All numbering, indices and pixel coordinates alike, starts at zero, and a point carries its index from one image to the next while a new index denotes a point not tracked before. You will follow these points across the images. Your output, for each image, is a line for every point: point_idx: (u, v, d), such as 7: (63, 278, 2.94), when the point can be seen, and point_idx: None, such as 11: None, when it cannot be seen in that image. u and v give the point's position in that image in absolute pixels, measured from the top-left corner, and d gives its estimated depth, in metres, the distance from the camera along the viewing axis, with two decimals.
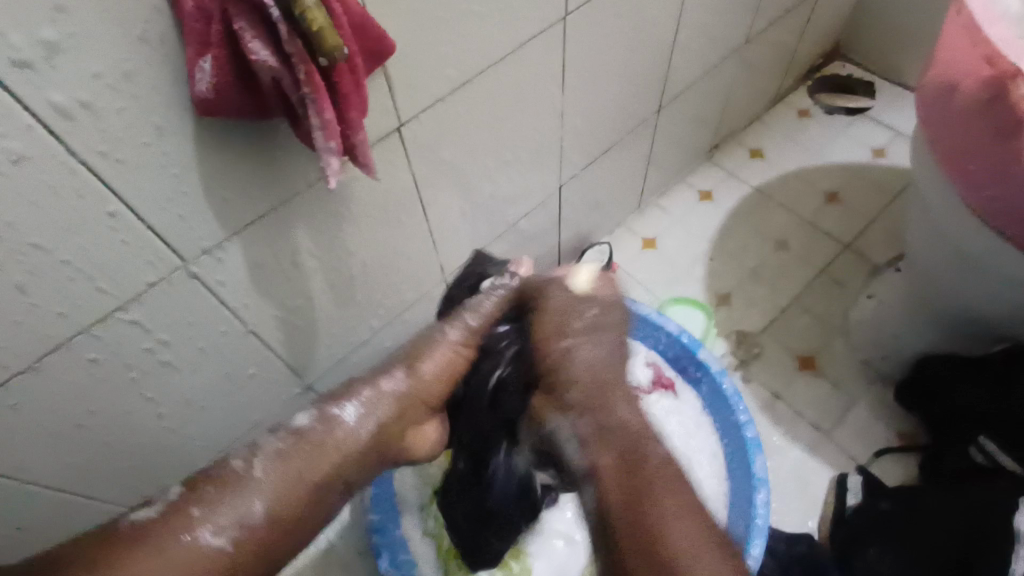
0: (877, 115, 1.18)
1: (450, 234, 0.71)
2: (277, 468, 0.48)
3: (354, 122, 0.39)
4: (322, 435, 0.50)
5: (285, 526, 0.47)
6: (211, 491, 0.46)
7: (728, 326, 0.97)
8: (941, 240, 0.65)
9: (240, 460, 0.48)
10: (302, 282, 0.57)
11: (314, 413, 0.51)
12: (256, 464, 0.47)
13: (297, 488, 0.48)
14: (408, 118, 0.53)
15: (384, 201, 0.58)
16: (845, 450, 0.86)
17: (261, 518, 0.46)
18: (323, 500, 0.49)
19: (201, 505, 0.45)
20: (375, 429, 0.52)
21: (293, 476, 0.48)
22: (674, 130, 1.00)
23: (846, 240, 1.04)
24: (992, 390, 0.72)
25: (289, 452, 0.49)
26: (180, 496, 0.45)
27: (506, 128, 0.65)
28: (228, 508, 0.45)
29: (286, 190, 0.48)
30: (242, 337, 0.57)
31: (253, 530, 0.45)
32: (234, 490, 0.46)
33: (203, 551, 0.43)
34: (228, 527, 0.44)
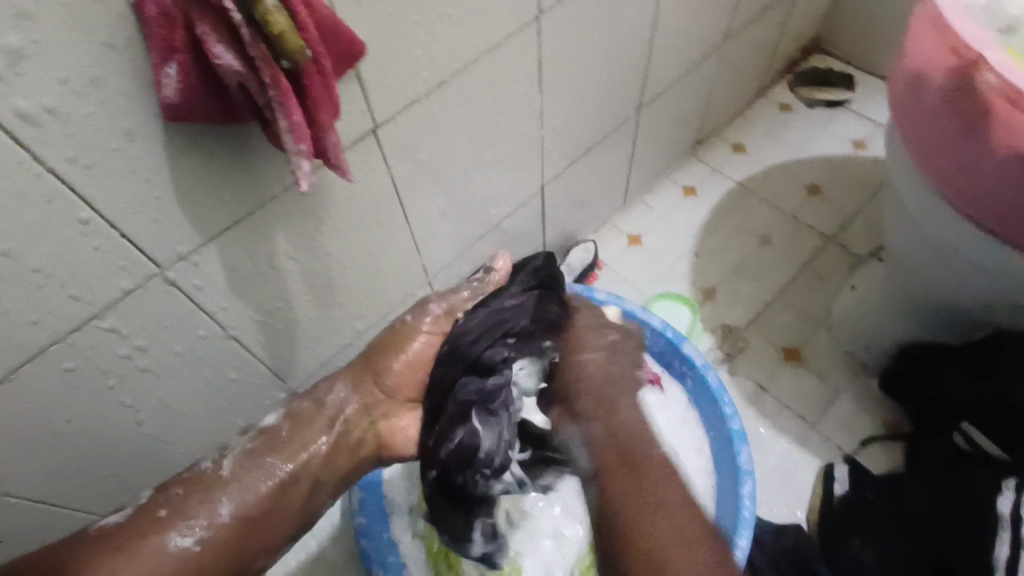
0: (858, 108, 1.19)
1: (431, 235, 0.71)
2: (242, 469, 0.54)
3: (325, 123, 0.40)
4: (290, 435, 0.57)
5: (251, 525, 0.52)
6: (178, 495, 0.52)
7: (713, 321, 0.98)
8: (916, 230, 0.66)
9: (209, 465, 0.55)
10: (282, 286, 0.57)
11: (281, 413, 0.59)
12: (223, 465, 0.54)
13: (263, 488, 0.54)
14: (383, 120, 0.54)
15: (362, 203, 0.58)
16: (830, 440, 0.87)
17: (228, 519, 0.52)
18: (296, 497, 0.55)
19: (169, 508, 0.51)
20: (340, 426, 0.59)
21: (260, 474, 0.54)
22: (656, 127, 1.00)
23: (828, 232, 1.05)
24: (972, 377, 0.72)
25: (253, 455, 0.55)
26: (155, 501, 0.52)
27: (485, 129, 0.65)
28: (198, 511, 0.51)
29: (260, 195, 0.48)
30: (223, 342, 0.57)
31: (223, 531, 0.51)
32: (203, 496, 0.52)
33: (174, 550, 0.49)
34: (193, 529, 0.50)
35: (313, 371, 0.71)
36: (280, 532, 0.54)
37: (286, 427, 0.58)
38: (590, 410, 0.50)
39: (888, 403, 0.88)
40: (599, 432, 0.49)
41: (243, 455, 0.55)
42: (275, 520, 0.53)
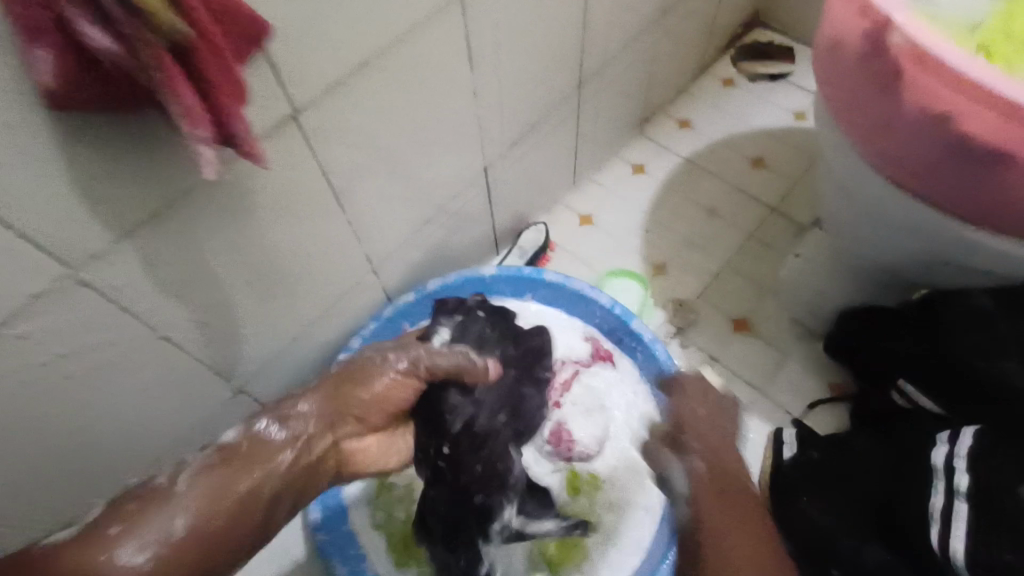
0: (796, 79, 1.21)
1: (372, 223, 0.70)
2: (201, 483, 0.47)
3: (227, 108, 0.38)
4: (250, 451, 0.51)
5: (215, 537, 0.45)
6: (130, 511, 0.45)
7: (665, 295, 0.99)
8: (847, 195, 0.68)
9: (164, 478, 0.46)
10: (213, 281, 0.56)
11: (241, 430, 0.52)
12: (179, 480, 0.47)
13: (227, 500, 0.47)
14: (304, 106, 0.52)
15: (291, 192, 0.57)
16: (780, 404, 0.89)
17: (185, 533, 0.44)
18: (259, 508, 0.48)
19: (120, 525, 0.43)
20: (303, 452, 0.53)
21: (220, 488, 0.47)
22: (600, 106, 1.00)
23: (773, 202, 1.07)
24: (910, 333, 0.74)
25: (214, 466, 0.49)
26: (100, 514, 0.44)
27: (416, 111, 0.65)
28: (150, 526, 0.43)
29: (175, 187, 0.46)
30: (153, 342, 0.55)
31: (183, 544, 0.44)
32: (158, 506, 0.45)
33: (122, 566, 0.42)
34: (149, 542, 0.43)
35: (258, 368, 0.70)
36: (244, 541, 0.47)
37: (241, 441, 0.52)
38: (698, 445, 0.58)
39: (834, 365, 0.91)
40: (699, 465, 0.57)
41: (201, 469, 0.48)
42: (238, 532, 0.47)
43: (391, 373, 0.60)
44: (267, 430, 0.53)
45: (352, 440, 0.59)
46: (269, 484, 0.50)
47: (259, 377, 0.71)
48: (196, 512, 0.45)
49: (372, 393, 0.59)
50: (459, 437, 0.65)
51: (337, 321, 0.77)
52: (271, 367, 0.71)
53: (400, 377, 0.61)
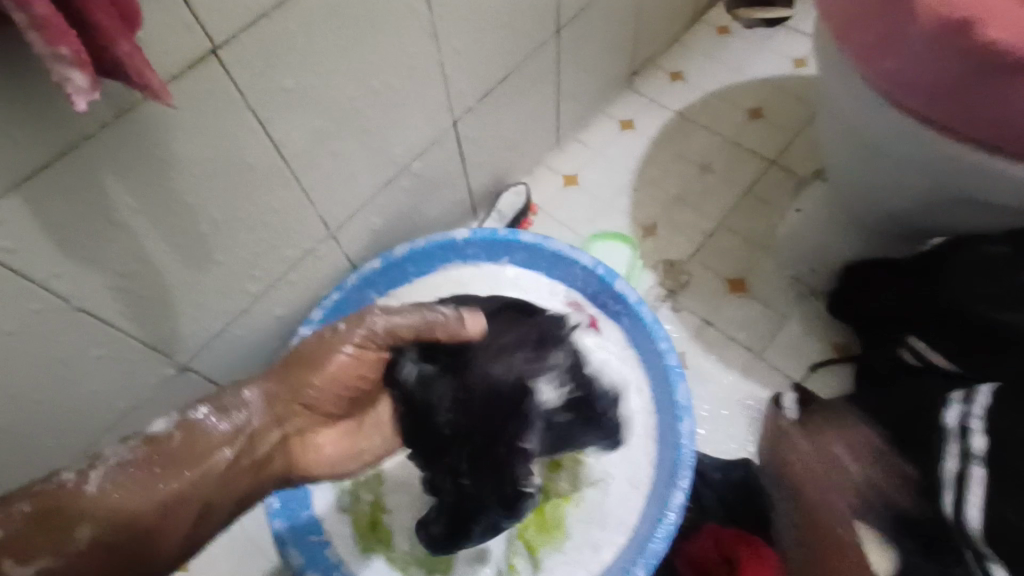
0: (797, 27, 1.13)
1: (324, 181, 0.64)
2: (119, 480, 0.44)
3: (99, 23, 0.32)
4: (184, 448, 0.47)
5: (126, 550, 0.42)
6: (24, 513, 0.40)
7: (655, 257, 0.93)
8: (848, 133, 0.61)
9: (73, 474, 0.43)
10: (133, 244, 0.50)
11: (173, 420, 0.49)
12: (92, 477, 0.43)
13: (154, 499, 0.44)
14: (224, 40, 0.45)
15: (221, 144, 0.50)
16: (778, 369, 0.83)
17: (87, 545, 0.41)
18: (187, 514, 0.45)
19: (12, 532, 0.39)
20: (244, 445, 0.50)
21: (142, 488, 0.44)
22: (583, 55, 0.93)
23: (770, 156, 1.00)
24: (919, 281, 0.68)
25: (134, 463, 0.45)
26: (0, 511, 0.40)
27: (367, 52, 0.58)
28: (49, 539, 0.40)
29: (69, 132, 0.41)
30: (69, 313, 0.49)
31: (88, 556, 0.40)
32: (67, 508, 0.41)
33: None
34: (48, 553, 0.39)
35: (205, 344, 0.64)
36: (168, 549, 0.44)
37: (175, 434, 0.48)
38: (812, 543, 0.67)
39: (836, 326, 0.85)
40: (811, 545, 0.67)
41: (118, 469, 0.44)
42: (169, 535, 0.44)
43: (349, 349, 0.58)
44: (200, 421, 0.50)
45: (301, 438, 0.57)
46: (200, 488, 0.46)
47: (207, 351, 0.65)
48: (108, 522, 0.42)
49: (325, 378, 0.57)
50: (445, 412, 0.59)
51: (295, 291, 0.71)
52: (221, 341, 0.66)
53: (354, 356, 0.58)
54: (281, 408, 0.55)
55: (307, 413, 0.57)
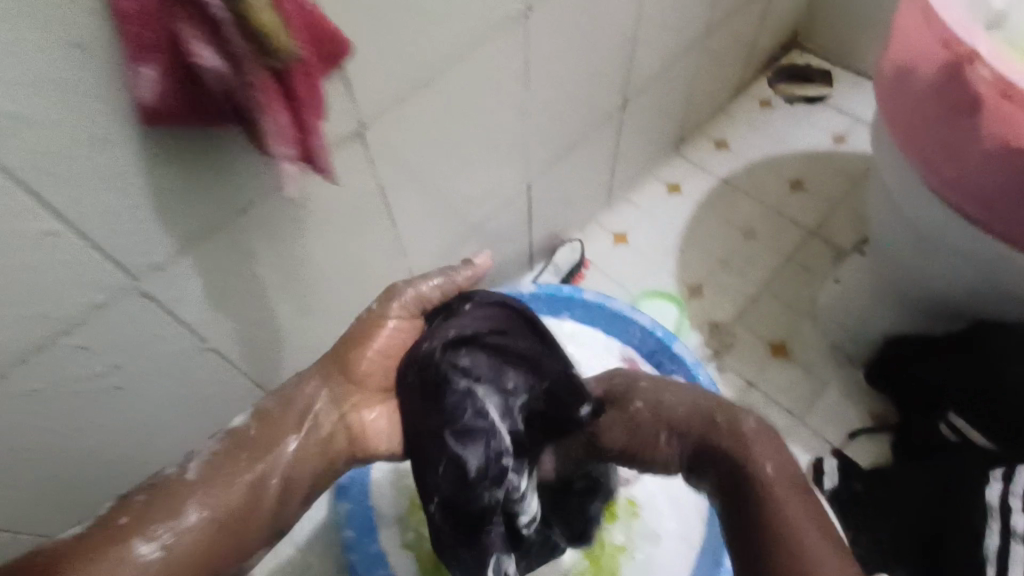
0: (836, 104, 1.20)
1: (418, 237, 0.70)
2: (209, 469, 0.47)
3: (310, 125, 0.38)
4: (264, 433, 0.50)
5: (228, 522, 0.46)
6: (140, 502, 0.45)
7: (701, 318, 0.98)
8: (904, 227, 0.66)
9: (172, 468, 0.47)
10: (264, 294, 0.55)
11: (249, 412, 0.52)
12: (188, 468, 0.47)
13: (237, 488, 0.47)
14: (369, 121, 0.52)
15: (347, 207, 0.56)
16: (819, 433, 0.87)
17: (198, 524, 0.45)
18: (265, 503, 0.48)
19: (132, 515, 0.44)
20: (309, 433, 0.51)
21: (229, 478, 0.47)
22: (641, 124, 0.99)
23: (811, 226, 1.06)
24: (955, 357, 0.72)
25: (221, 454, 0.48)
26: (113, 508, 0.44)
27: (471, 126, 0.64)
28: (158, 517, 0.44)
29: (244, 199, 0.46)
30: (202, 354, 0.54)
31: (195, 537, 0.44)
32: (165, 497, 0.45)
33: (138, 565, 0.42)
34: (160, 536, 0.43)
35: None
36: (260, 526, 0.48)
37: (252, 424, 0.51)
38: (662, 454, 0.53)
39: (875, 395, 0.89)
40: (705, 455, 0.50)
41: (208, 460, 0.48)
42: (255, 518, 0.47)
43: (391, 322, 0.56)
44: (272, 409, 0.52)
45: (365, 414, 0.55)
46: (273, 473, 0.49)
47: None
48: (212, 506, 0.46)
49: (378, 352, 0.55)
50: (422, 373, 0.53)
51: None
52: None
53: (400, 328, 0.56)
54: (338, 386, 0.54)
55: (359, 388, 0.55)
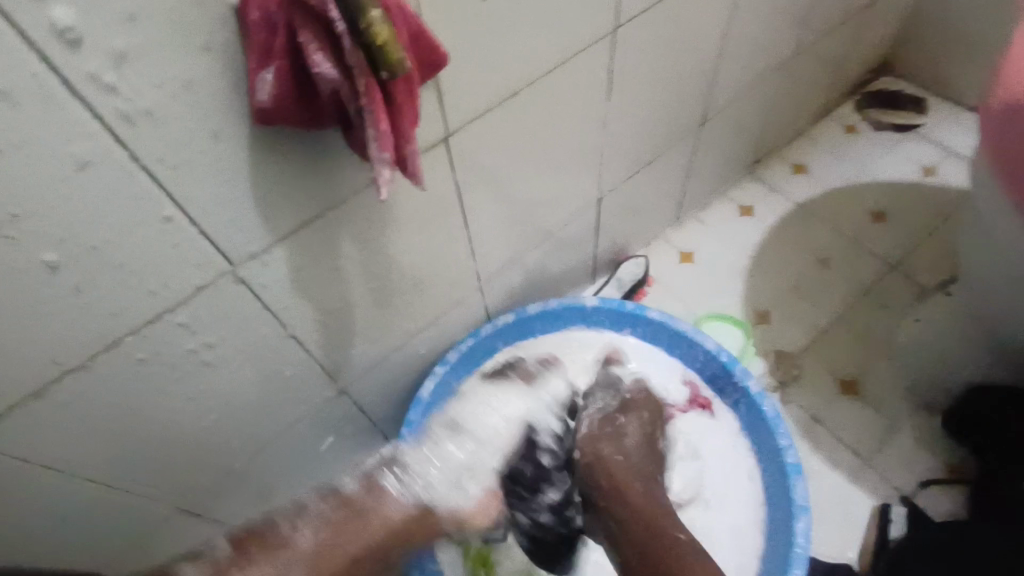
0: (927, 132, 1.14)
1: (488, 244, 0.71)
2: (323, 533, 0.55)
3: (405, 130, 0.39)
4: (365, 500, 0.58)
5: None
6: (255, 553, 0.53)
7: (767, 346, 0.95)
8: (1002, 272, 0.62)
9: (286, 523, 0.55)
10: (342, 286, 0.58)
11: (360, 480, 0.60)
12: (301, 527, 0.55)
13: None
14: (454, 129, 0.54)
15: (426, 207, 0.58)
16: (888, 479, 0.83)
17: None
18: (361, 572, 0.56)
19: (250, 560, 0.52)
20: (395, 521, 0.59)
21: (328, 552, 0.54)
22: (717, 143, 0.97)
23: (891, 260, 1.01)
24: None
25: (334, 516, 0.56)
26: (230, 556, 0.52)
27: (549, 139, 0.65)
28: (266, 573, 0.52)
29: (333, 196, 0.49)
30: (282, 339, 0.57)
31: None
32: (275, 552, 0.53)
33: None
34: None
35: (363, 374, 0.71)
36: None
37: (361, 491, 0.59)
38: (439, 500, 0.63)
39: (951, 445, 0.84)
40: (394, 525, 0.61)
41: (320, 519, 0.56)
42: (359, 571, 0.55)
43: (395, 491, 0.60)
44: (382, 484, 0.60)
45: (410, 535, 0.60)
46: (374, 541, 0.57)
47: (363, 381, 0.72)
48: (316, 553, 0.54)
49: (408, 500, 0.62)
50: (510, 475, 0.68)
51: (439, 335, 0.78)
52: (375, 373, 0.73)
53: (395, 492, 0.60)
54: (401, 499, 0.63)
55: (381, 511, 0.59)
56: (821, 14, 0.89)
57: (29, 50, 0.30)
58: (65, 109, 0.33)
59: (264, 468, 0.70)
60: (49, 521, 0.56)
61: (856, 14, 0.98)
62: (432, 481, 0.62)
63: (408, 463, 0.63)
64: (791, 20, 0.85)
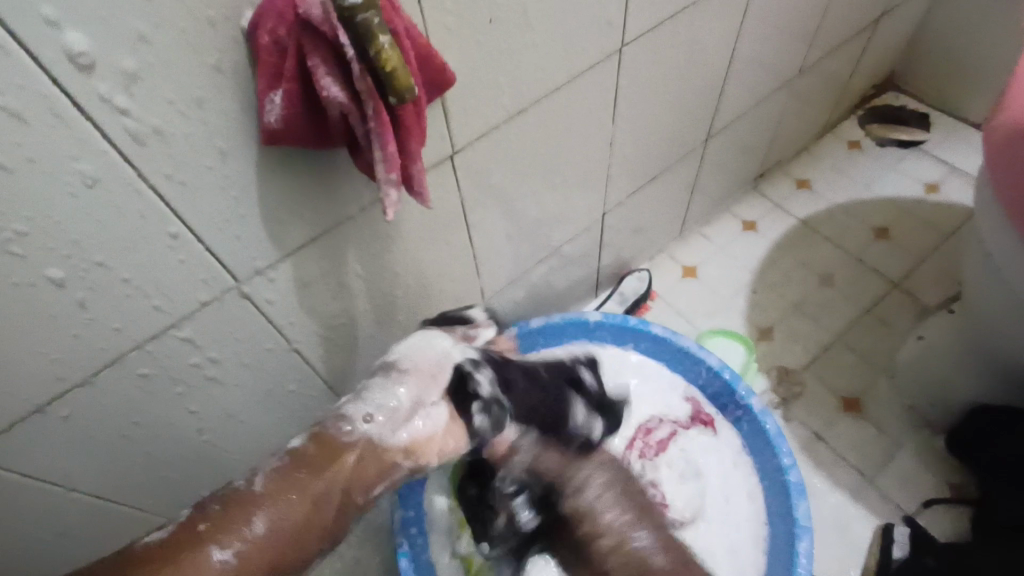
0: (931, 150, 1.14)
1: (493, 259, 0.71)
2: (275, 479, 0.42)
3: (412, 152, 0.40)
4: (319, 451, 0.44)
5: (276, 555, 0.40)
6: (215, 512, 0.40)
7: (769, 362, 0.95)
8: (1008, 295, 0.62)
9: (240, 480, 0.43)
10: (347, 302, 0.58)
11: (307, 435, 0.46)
12: (256, 480, 0.43)
13: (248, 534, 0.40)
14: (461, 147, 0.54)
15: (432, 224, 0.58)
16: (890, 499, 0.82)
17: (263, 533, 0.40)
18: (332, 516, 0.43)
19: (208, 524, 0.39)
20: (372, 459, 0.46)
21: (292, 490, 0.42)
22: (722, 159, 0.97)
23: (895, 278, 1.01)
24: None
25: (285, 468, 0.43)
26: (188, 518, 0.41)
27: (555, 157, 0.65)
28: (226, 524, 0.39)
29: (340, 214, 0.49)
30: (286, 353, 0.57)
31: (259, 544, 0.40)
32: (235, 505, 0.41)
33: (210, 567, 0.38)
34: (236, 540, 0.39)
35: None
36: (309, 541, 0.42)
37: (311, 442, 0.45)
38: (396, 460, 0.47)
39: (954, 465, 0.84)
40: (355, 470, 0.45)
41: (275, 470, 0.43)
42: (316, 523, 0.42)
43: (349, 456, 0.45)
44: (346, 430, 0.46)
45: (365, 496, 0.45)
46: (336, 482, 0.43)
47: None
48: (275, 513, 0.41)
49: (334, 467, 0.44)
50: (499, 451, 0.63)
51: None
52: None
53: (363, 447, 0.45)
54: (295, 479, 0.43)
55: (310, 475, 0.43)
56: (827, 32, 0.90)
57: (40, 71, 0.30)
58: (74, 128, 0.33)
59: None
60: (48, 533, 0.55)
61: (861, 32, 0.98)
62: (383, 417, 0.47)
63: (350, 410, 0.47)
64: (797, 39, 0.85)
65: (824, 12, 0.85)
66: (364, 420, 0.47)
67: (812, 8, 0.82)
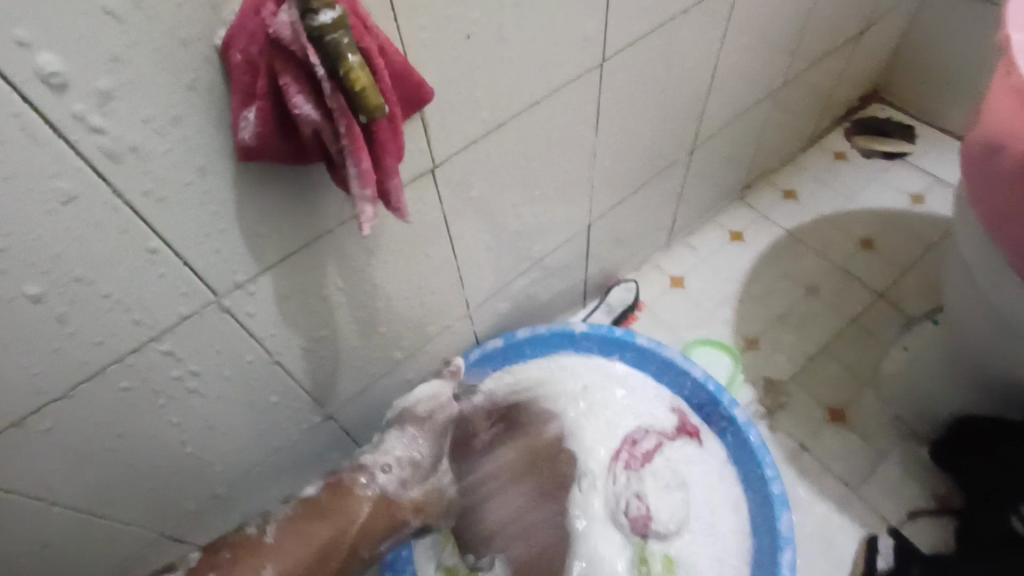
0: (915, 161, 1.16)
1: (477, 271, 0.72)
2: (287, 534, 0.58)
3: (389, 167, 0.40)
4: (337, 499, 0.61)
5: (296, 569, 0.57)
6: (228, 560, 0.56)
7: (755, 372, 0.95)
8: (986, 307, 0.63)
9: (255, 528, 0.59)
10: (329, 313, 0.58)
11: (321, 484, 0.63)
12: (269, 530, 0.58)
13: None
14: (441, 160, 0.54)
15: (414, 236, 0.59)
16: (876, 509, 0.83)
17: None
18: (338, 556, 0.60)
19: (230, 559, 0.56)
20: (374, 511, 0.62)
21: (304, 540, 0.58)
22: (707, 170, 0.98)
23: (880, 288, 1.01)
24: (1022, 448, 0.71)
25: (298, 518, 0.60)
26: (200, 562, 0.56)
27: (537, 169, 0.66)
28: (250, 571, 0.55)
29: (319, 227, 0.49)
30: (268, 365, 0.57)
31: None
32: (253, 556, 0.56)
33: None
34: None
35: (350, 399, 0.71)
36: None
37: (322, 495, 0.62)
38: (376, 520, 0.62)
39: (939, 475, 0.84)
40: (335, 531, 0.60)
41: (285, 524, 0.59)
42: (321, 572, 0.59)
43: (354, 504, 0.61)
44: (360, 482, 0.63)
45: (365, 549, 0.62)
46: (341, 534, 0.60)
47: (350, 406, 0.72)
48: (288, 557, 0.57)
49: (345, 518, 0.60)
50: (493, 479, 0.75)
51: (428, 359, 0.78)
52: (362, 398, 0.73)
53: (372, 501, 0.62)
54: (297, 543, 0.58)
55: (320, 521, 0.60)
56: (808, 46, 0.91)
57: (16, 92, 0.31)
58: (50, 148, 0.33)
59: (249, 494, 0.70)
60: (28, 549, 0.55)
61: (843, 45, 1.00)
62: (395, 471, 0.64)
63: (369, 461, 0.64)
64: (777, 53, 0.86)
65: (804, 27, 0.86)
66: (378, 474, 0.63)
67: (791, 23, 0.83)
